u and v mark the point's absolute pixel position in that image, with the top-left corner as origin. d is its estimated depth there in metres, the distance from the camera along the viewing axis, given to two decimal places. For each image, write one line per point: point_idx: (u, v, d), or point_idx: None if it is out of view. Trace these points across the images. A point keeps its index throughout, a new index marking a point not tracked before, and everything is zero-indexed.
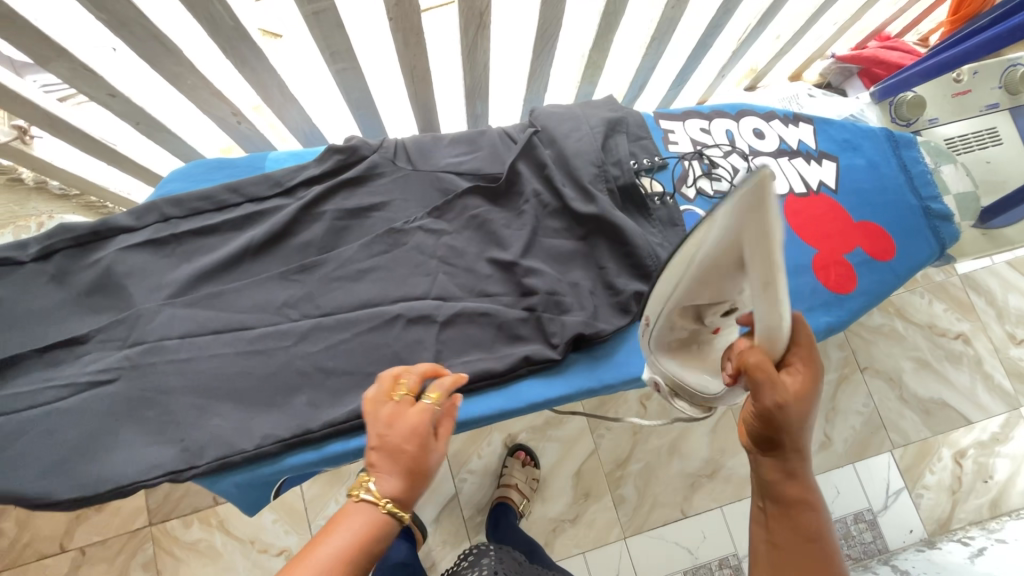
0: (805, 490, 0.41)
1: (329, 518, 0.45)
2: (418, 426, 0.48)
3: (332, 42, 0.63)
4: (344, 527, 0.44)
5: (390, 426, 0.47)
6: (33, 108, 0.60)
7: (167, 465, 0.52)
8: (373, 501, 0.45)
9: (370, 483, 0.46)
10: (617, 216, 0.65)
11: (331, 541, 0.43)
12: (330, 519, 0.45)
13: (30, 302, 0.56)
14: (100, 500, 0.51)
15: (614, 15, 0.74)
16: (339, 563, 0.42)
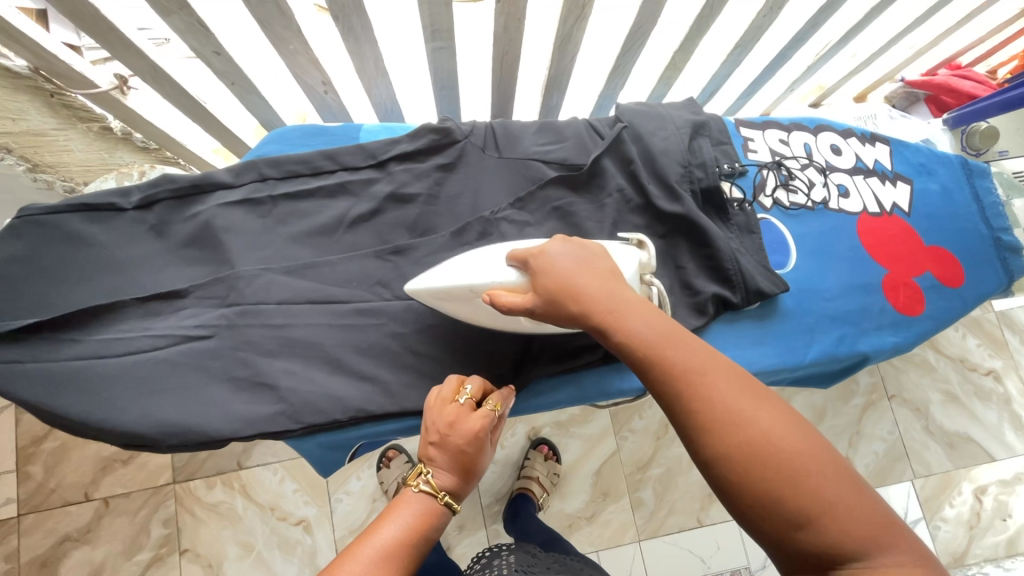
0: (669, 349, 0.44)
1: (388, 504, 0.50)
2: (477, 429, 0.51)
3: (435, 19, 0.64)
4: (408, 504, 0.50)
5: (449, 432, 0.51)
6: (146, 60, 0.61)
7: (259, 424, 0.54)
8: (430, 492, 0.50)
9: (427, 476, 0.51)
10: (701, 218, 0.66)
11: (396, 521, 0.48)
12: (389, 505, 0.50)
13: (128, 250, 0.57)
14: (195, 448, 0.53)
15: (706, 20, 0.77)
16: (409, 535, 0.47)
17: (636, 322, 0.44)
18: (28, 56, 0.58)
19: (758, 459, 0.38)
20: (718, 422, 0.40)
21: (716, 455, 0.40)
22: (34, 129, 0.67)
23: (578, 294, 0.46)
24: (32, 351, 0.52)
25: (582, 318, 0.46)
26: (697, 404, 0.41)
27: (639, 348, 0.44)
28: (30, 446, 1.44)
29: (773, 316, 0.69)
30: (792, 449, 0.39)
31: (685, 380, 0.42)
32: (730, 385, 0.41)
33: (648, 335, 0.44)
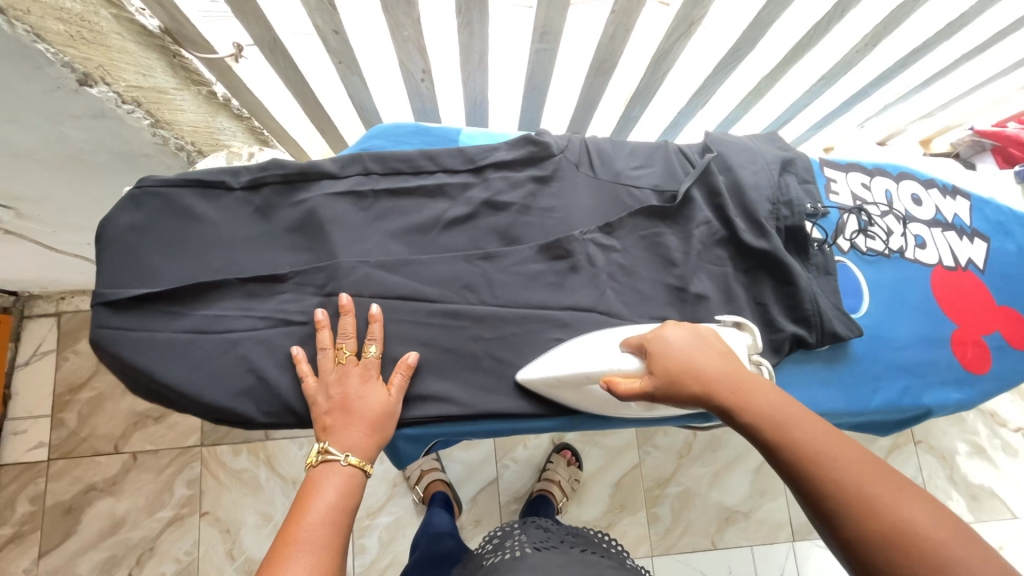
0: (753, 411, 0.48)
1: (303, 487, 0.52)
2: (355, 375, 0.55)
3: (550, 21, 0.66)
4: (327, 486, 0.52)
5: (338, 381, 0.55)
6: (270, 31, 0.64)
7: None
8: (349, 467, 0.53)
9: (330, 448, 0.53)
10: (785, 256, 0.66)
11: (316, 505, 0.51)
12: (305, 488, 0.52)
13: (234, 230, 0.59)
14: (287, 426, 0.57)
15: (802, 50, 0.75)
16: (330, 516, 0.51)
17: (764, 403, 0.48)
18: (162, 16, 0.59)
19: (902, 547, 0.40)
20: (853, 506, 0.42)
21: (854, 537, 0.42)
22: (157, 87, 0.67)
23: (701, 373, 0.50)
24: (141, 319, 0.56)
25: (704, 397, 0.50)
26: (830, 488, 0.43)
27: (767, 432, 0.47)
28: (66, 393, 1.48)
29: (842, 360, 0.69)
30: (943, 545, 0.39)
31: (818, 463, 0.44)
32: (860, 471, 0.43)
33: (779, 417, 0.47)
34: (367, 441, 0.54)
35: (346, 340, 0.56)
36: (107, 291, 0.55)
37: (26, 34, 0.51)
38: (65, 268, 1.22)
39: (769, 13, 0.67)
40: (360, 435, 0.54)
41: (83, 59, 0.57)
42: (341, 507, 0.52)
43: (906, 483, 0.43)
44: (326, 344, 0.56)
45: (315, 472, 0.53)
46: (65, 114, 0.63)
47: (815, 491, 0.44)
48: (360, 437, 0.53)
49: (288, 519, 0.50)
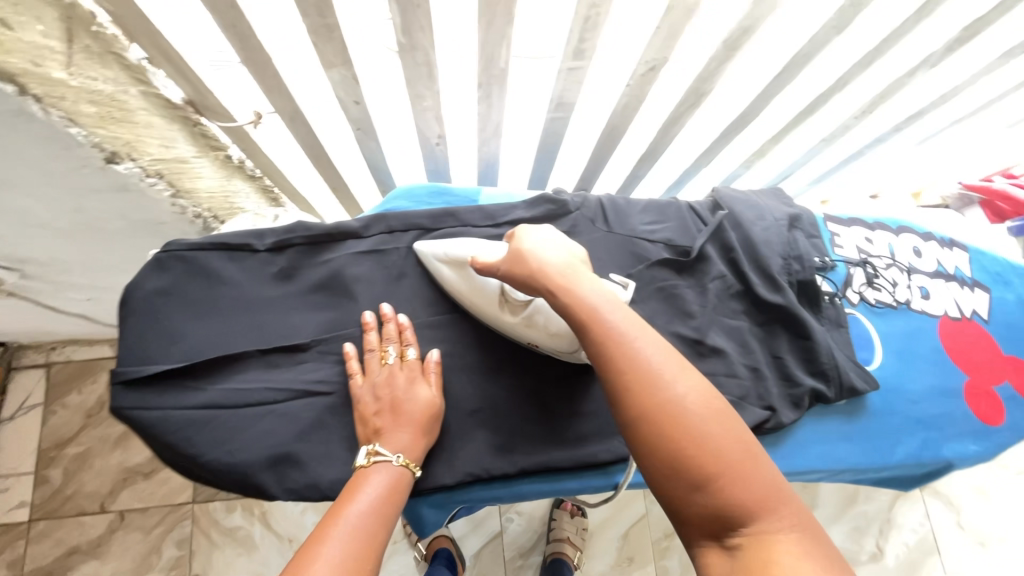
0: (575, 300, 0.48)
1: (320, 522, 0.46)
2: (398, 376, 0.55)
3: (565, 93, 0.69)
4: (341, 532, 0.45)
5: (382, 380, 0.55)
6: (293, 102, 0.66)
7: None
8: (375, 498, 0.48)
9: (377, 451, 0.52)
10: (799, 310, 0.68)
11: (334, 535, 0.44)
12: (322, 522, 0.46)
13: (256, 296, 0.59)
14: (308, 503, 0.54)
15: (804, 115, 0.79)
16: (352, 547, 0.44)
17: (583, 289, 0.49)
18: (186, 87, 0.60)
19: (670, 424, 0.42)
20: (635, 385, 0.43)
21: (635, 414, 0.43)
22: (178, 158, 0.65)
23: (538, 263, 0.51)
24: (159, 396, 0.54)
25: (534, 281, 0.51)
26: (622, 366, 0.44)
27: (579, 310, 0.48)
28: (53, 449, 1.42)
29: (861, 413, 0.69)
30: (706, 424, 0.42)
31: (613, 339, 0.45)
32: (658, 359, 0.44)
33: (591, 299, 0.48)
34: (385, 496, 0.49)
35: (391, 342, 0.57)
36: (127, 368, 0.54)
37: (59, 119, 0.50)
38: (62, 321, 1.19)
39: (774, 84, 0.71)
40: (380, 486, 0.49)
41: (111, 138, 0.56)
42: (353, 556, 0.43)
43: (688, 370, 0.45)
44: (372, 345, 0.57)
45: (337, 505, 0.48)
46: (85, 188, 0.62)
47: (615, 368, 0.44)
48: (377, 489, 0.49)
49: (302, 554, 0.43)
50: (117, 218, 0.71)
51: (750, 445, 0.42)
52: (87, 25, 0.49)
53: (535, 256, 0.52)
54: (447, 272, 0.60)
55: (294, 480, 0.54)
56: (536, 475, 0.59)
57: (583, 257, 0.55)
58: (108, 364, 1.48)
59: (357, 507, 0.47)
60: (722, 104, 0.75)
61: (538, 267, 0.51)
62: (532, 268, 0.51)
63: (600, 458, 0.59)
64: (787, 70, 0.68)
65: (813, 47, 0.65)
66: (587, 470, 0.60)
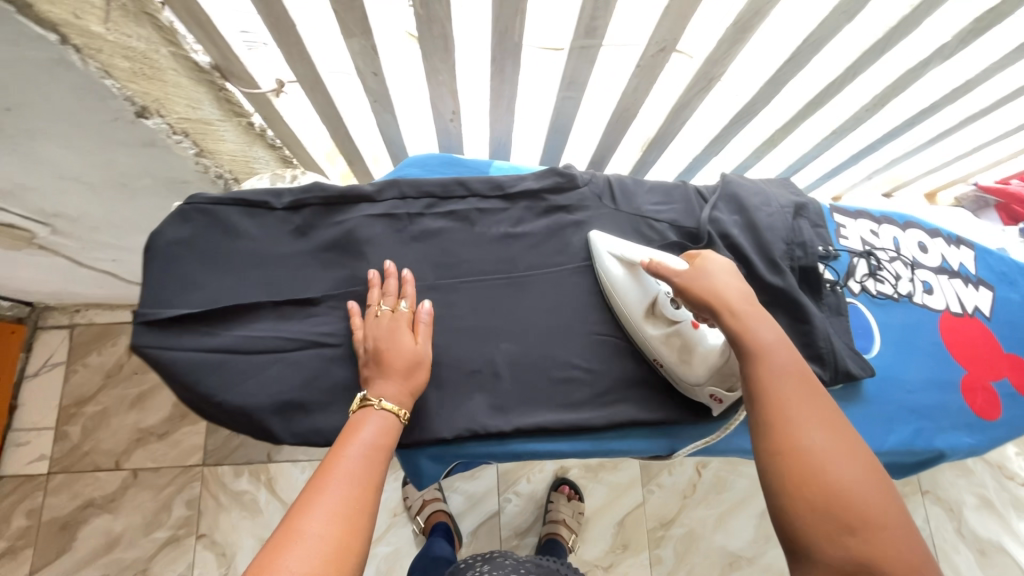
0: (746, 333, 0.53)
1: (315, 471, 0.48)
2: (393, 329, 0.57)
3: (576, 72, 0.70)
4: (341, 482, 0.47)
5: (377, 333, 0.57)
6: (312, 69, 0.68)
7: None
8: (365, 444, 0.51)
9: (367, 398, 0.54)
10: (798, 294, 0.69)
11: (329, 486, 0.46)
12: (317, 472, 0.48)
13: (272, 250, 0.62)
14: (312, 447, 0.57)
15: (816, 105, 0.80)
16: (348, 495, 0.46)
17: (758, 329, 0.53)
18: (213, 52, 0.62)
19: (826, 464, 0.45)
20: (793, 421, 0.48)
21: (792, 448, 0.47)
22: (202, 119, 0.69)
23: (716, 290, 0.55)
24: (177, 337, 0.57)
25: (709, 305, 0.55)
26: (784, 408, 0.49)
27: (756, 347, 0.52)
28: (72, 406, 1.48)
29: (855, 398, 0.71)
30: (855, 470, 0.45)
31: (774, 381, 0.51)
32: (813, 406, 0.49)
33: (763, 338, 0.53)
34: (377, 442, 0.51)
35: (387, 297, 0.60)
36: (148, 310, 0.57)
37: (96, 71, 0.53)
38: (86, 282, 1.24)
39: (785, 72, 0.71)
40: (371, 435, 0.52)
41: (143, 93, 0.59)
42: (350, 503, 0.46)
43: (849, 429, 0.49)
44: (371, 300, 0.60)
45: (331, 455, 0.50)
46: (116, 142, 0.65)
47: (782, 404, 0.49)
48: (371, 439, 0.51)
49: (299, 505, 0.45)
50: (144, 175, 0.75)
51: (895, 503, 0.45)
52: None
53: (715, 283, 0.56)
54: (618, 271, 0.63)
55: (299, 425, 0.57)
56: (531, 435, 0.61)
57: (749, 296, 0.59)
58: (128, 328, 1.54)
59: (349, 457, 0.49)
60: (734, 84, 0.76)
61: (719, 294, 0.55)
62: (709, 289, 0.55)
63: (592, 422, 0.62)
64: (797, 56, 0.68)
65: (823, 35, 0.65)
66: (580, 434, 0.62)
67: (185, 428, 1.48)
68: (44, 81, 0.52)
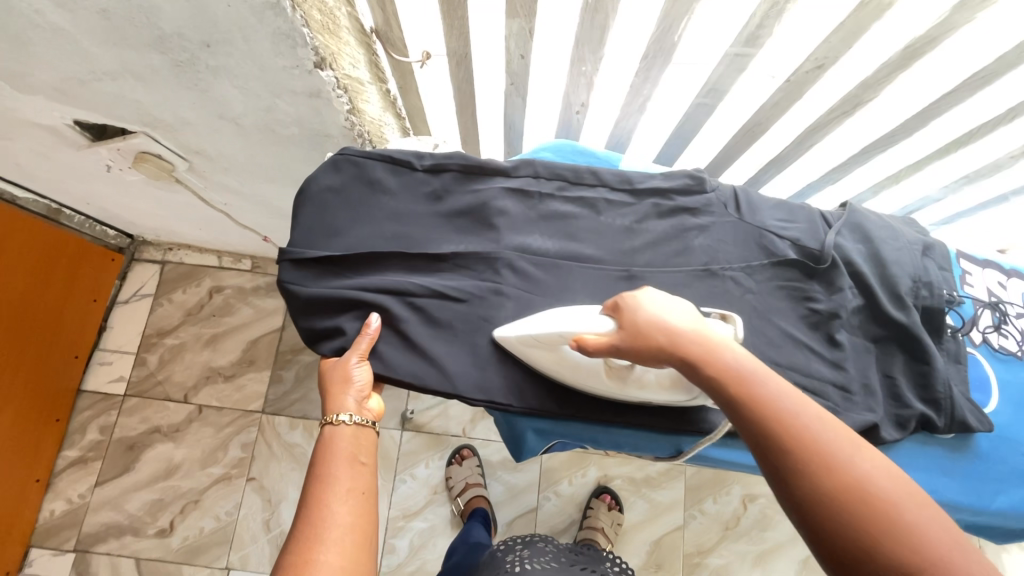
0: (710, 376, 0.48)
1: (317, 459, 0.56)
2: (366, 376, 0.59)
3: (722, 79, 0.71)
4: (339, 501, 0.52)
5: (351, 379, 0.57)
6: (466, 46, 0.70)
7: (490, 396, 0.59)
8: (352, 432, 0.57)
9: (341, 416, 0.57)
10: (922, 334, 0.67)
11: (333, 479, 0.54)
12: (319, 460, 0.55)
13: (410, 210, 0.65)
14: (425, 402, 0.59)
15: (961, 142, 0.78)
16: (353, 488, 0.54)
17: (726, 358, 0.48)
18: (379, 16, 0.67)
19: (849, 496, 0.41)
20: (815, 461, 0.43)
21: (814, 496, 0.42)
22: (358, 78, 0.72)
23: (667, 329, 0.50)
24: (316, 279, 0.61)
25: (668, 353, 0.50)
26: (801, 448, 0.44)
27: (733, 386, 0.47)
28: (153, 336, 1.57)
29: (966, 451, 0.68)
30: (900, 508, 0.40)
31: (784, 417, 0.45)
32: (831, 433, 0.44)
33: (741, 370, 0.47)
34: (348, 455, 0.56)
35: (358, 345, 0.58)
36: (295, 249, 0.61)
37: (299, 18, 0.56)
38: (191, 222, 1.32)
39: (938, 105, 0.70)
40: (343, 449, 0.56)
41: (325, 45, 0.61)
42: (354, 494, 0.53)
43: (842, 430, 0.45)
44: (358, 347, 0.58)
45: (327, 444, 0.56)
46: (285, 87, 0.67)
47: (779, 442, 0.44)
48: (343, 453, 0.56)
49: (314, 493, 0.53)
50: (294, 123, 0.76)
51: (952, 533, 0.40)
52: None
53: (658, 324, 0.51)
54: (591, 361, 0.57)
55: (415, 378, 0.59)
56: (634, 427, 0.62)
57: (696, 311, 0.54)
58: (212, 272, 1.61)
59: (341, 455, 0.56)
60: (874, 118, 0.74)
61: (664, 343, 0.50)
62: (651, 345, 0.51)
63: (697, 425, 0.62)
64: (956, 92, 0.68)
65: (993, 68, 0.64)
66: (682, 435, 0.63)
67: (251, 375, 1.54)
68: (248, 23, 0.56)
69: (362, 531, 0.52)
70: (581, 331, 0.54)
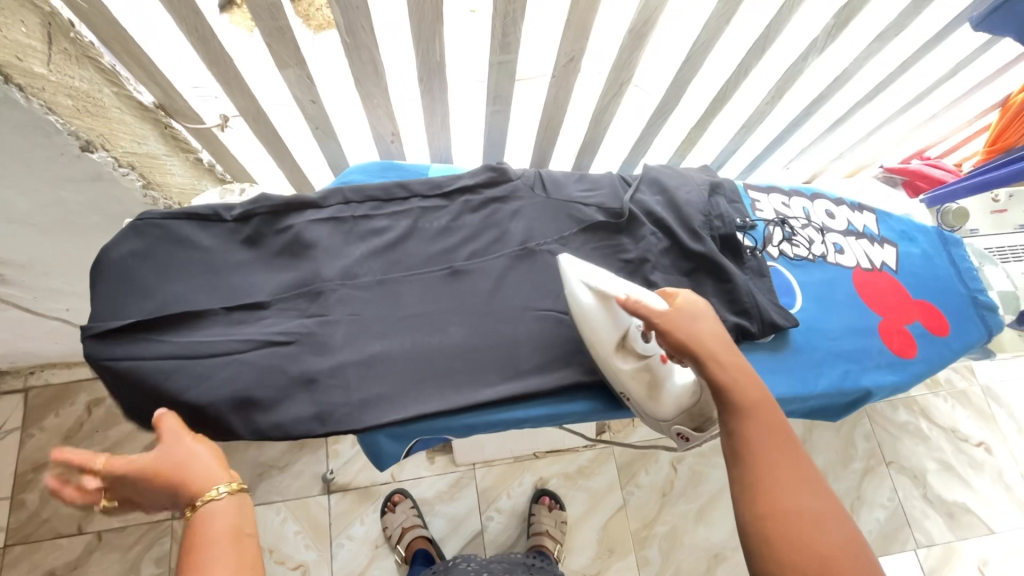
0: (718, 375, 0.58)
1: (187, 540, 0.49)
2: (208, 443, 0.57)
3: (499, 86, 0.82)
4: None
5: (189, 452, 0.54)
6: (253, 102, 0.78)
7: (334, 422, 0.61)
8: (228, 498, 0.52)
9: (218, 488, 0.52)
10: (720, 258, 0.76)
11: (209, 557, 0.48)
12: (188, 541, 0.49)
13: (222, 256, 0.66)
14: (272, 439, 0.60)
15: (721, 100, 0.96)
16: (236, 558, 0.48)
17: (735, 371, 0.58)
18: (156, 92, 0.70)
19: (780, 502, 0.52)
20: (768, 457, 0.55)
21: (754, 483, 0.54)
22: (147, 153, 0.77)
23: (701, 332, 0.59)
24: (130, 347, 0.59)
25: (693, 351, 0.58)
26: (757, 444, 0.55)
27: (730, 388, 0.57)
28: (28, 472, 1.41)
29: (785, 348, 0.77)
30: (807, 512, 0.52)
31: (753, 424, 0.56)
32: (771, 441, 0.55)
33: (746, 384, 0.58)
34: (231, 529, 0.50)
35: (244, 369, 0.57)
36: (98, 323, 0.60)
37: (39, 107, 0.59)
38: (44, 338, 1.22)
39: (684, 73, 0.87)
40: (223, 526, 0.50)
41: (87, 130, 0.66)
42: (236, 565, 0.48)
43: (815, 474, 0.55)
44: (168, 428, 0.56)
45: (196, 520, 0.50)
46: (64, 178, 0.71)
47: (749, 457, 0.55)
48: (222, 525, 0.50)
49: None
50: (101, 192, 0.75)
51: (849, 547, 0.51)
52: (66, 32, 0.58)
53: (695, 328, 0.59)
54: (586, 299, 0.62)
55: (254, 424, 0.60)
56: (487, 407, 0.65)
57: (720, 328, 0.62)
58: (87, 385, 1.50)
59: (213, 533, 0.49)
60: (651, 74, 0.93)
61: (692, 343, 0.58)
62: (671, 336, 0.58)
63: (534, 388, 0.66)
64: (694, 54, 0.84)
65: (710, 35, 0.80)
66: (525, 402, 0.67)
67: None
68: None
69: None
70: (630, 292, 0.61)
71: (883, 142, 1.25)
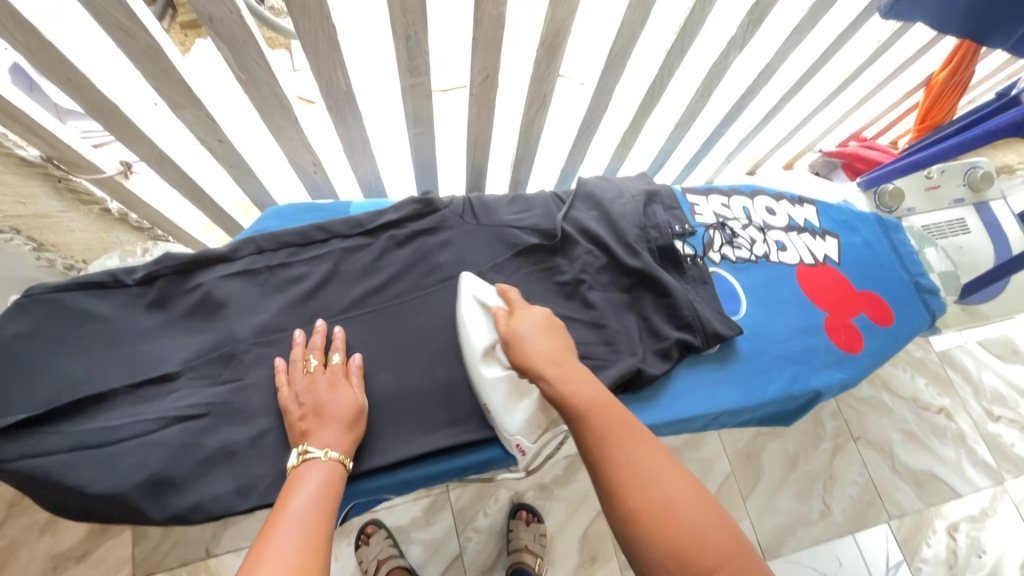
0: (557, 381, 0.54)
1: (285, 488, 0.49)
2: None
3: (417, 109, 0.78)
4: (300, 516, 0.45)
5: None
6: (153, 148, 0.71)
7: (260, 495, 0.56)
8: (330, 461, 0.52)
9: (316, 449, 0.53)
10: (658, 271, 0.74)
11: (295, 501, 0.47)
12: (286, 488, 0.49)
13: (122, 325, 0.61)
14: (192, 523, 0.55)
15: (648, 105, 0.96)
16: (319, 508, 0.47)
17: (574, 378, 0.54)
18: (41, 146, 0.63)
19: (647, 500, 0.44)
20: (617, 458, 0.47)
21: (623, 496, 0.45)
22: (40, 213, 0.72)
23: (530, 340, 0.57)
24: (15, 445, 0.53)
25: (533, 365, 0.56)
26: (607, 444, 0.48)
27: (561, 391, 0.53)
28: None
29: (733, 357, 0.76)
30: (676, 501, 0.44)
31: (594, 424, 0.50)
32: (632, 437, 0.49)
33: (571, 386, 0.53)
34: (324, 488, 0.49)
35: (315, 351, 0.61)
36: None
37: None
38: None
39: (606, 80, 0.86)
40: (317, 480, 0.50)
41: None
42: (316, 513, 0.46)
43: (666, 455, 0.48)
44: None
45: (295, 475, 0.51)
46: None
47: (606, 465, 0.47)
48: (317, 479, 0.50)
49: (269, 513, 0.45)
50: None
51: (726, 530, 0.43)
52: None
53: (530, 335, 0.58)
54: (471, 306, 0.64)
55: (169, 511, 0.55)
56: (422, 459, 0.62)
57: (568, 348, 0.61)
58: None
59: (308, 488, 0.49)
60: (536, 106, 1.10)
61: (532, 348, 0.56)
62: (519, 336, 0.57)
63: (474, 433, 0.62)
64: (613, 61, 0.82)
65: (625, 41, 0.78)
66: (462, 450, 0.63)
67: None
68: None
69: (319, 550, 0.42)
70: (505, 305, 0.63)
71: (828, 120, 1.24)
